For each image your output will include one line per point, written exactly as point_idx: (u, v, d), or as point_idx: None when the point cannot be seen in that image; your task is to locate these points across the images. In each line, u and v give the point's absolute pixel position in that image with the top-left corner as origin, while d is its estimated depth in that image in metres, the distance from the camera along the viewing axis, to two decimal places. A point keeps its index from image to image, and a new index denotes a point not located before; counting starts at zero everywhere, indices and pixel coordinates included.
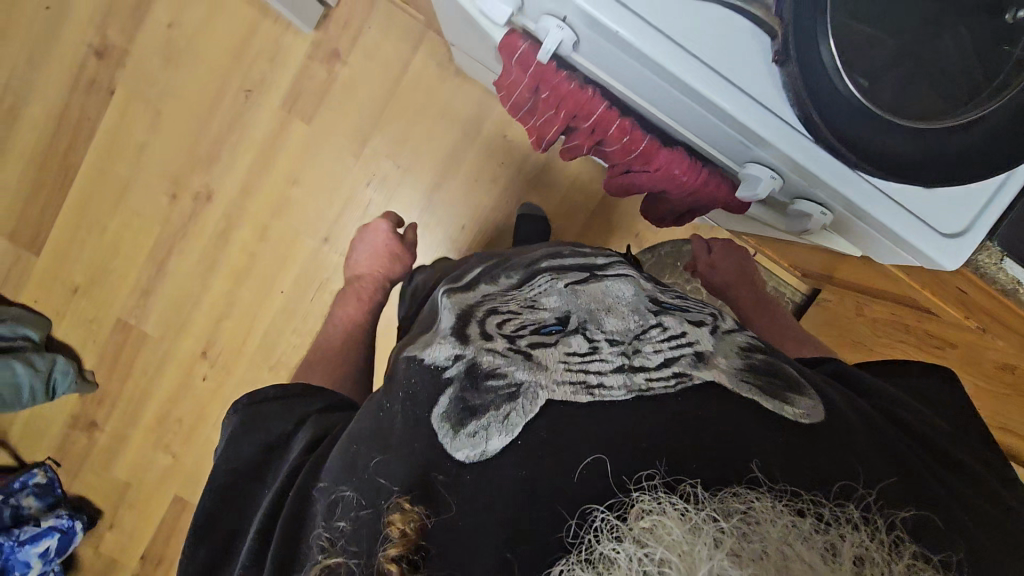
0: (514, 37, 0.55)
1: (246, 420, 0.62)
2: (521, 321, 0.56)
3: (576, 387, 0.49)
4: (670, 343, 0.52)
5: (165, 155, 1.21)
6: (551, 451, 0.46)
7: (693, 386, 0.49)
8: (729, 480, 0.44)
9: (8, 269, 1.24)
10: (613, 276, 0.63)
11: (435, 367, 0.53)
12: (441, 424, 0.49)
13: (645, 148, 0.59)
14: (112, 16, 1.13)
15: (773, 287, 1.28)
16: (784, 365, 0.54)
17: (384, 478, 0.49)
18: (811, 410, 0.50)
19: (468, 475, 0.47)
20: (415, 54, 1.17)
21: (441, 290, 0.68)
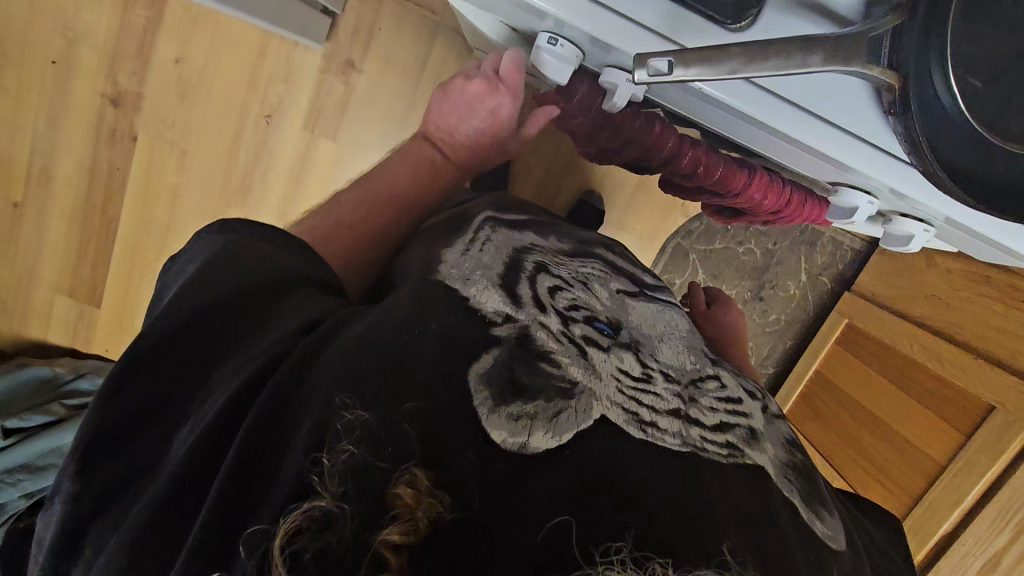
0: (573, 82, 0.53)
1: (216, 256, 0.50)
2: (574, 302, 0.51)
3: (629, 417, 0.43)
4: (724, 408, 0.50)
5: (200, 193, 1.20)
6: (575, 476, 0.38)
7: (744, 464, 0.45)
8: (698, 562, 0.35)
9: (75, 324, 1.28)
10: (661, 302, 0.61)
11: (483, 315, 0.46)
12: (479, 386, 0.41)
13: (722, 175, 0.59)
14: (119, 61, 1.09)
15: (831, 238, 1.25)
16: (816, 478, 0.51)
17: (410, 425, 0.37)
18: (834, 534, 0.46)
19: (503, 468, 0.37)
20: (432, 50, 1.10)
21: (480, 215, 0.60)
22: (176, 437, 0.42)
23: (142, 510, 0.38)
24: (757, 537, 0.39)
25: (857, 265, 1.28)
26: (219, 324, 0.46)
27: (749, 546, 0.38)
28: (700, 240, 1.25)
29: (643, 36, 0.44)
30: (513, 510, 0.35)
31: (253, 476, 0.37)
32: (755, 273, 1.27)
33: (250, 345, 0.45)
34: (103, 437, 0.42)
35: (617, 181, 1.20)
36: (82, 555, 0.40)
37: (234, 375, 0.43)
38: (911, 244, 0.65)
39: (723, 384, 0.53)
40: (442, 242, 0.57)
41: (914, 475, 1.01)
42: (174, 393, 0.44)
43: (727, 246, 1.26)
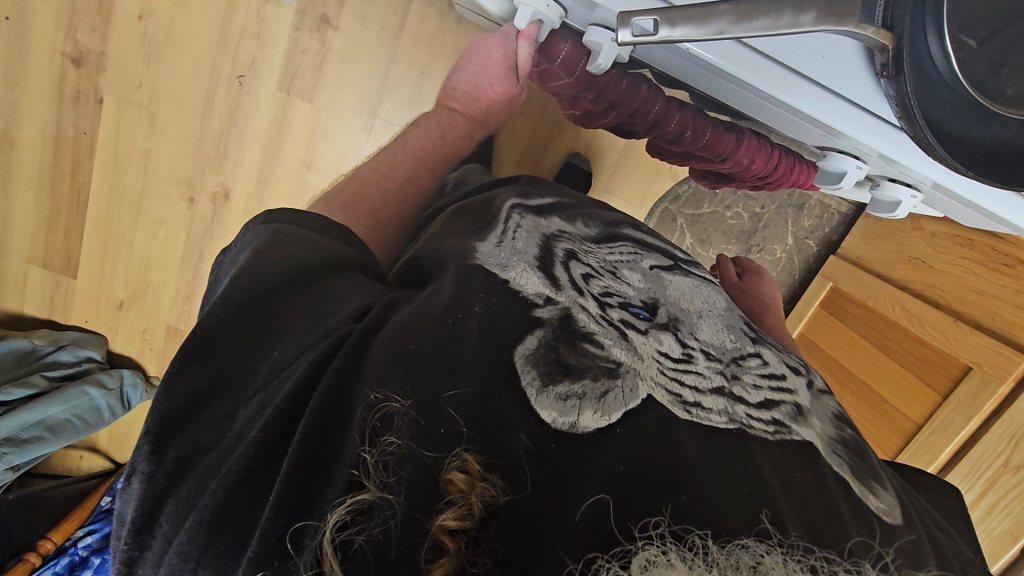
0: (557, 41, 0.50)
1: (268, 239, 0.48)
2: (607, 286, 0.50)
3: (672, 399, 0.42)
4: (768, 385, 0.48)
5: (173, 159, 1.16)
6: (626, 456, 0.37)
7: (792, 441, 0.44)
8: (738, 532, 0.34)
9: (52, 296, 1.25)
10: (697, 276, 0.59)
11: (524, 298, 0.45)
12: (527, 369, 0.40)
13: (710, 141, 0.57)
14: (78, 17, 1.03)
15: (819, 202, 1.25)
16: (869, 450, 0.48)
17: (457, 408, 0.36)
18: (890, 509, 0.42)
19: (553, 446, 0.37)
20: (411, 4, 1.05)
21: (507, 201, 0.59)
22: (245, 415, 0.39)
23: (219, 486, 0.36)
24: (801, 506, 0.38)
25: (842, 228, 1.28)
26: (277, 308, 0.45)
27: (795, 518, 0.36)
28: (687, 205, 1.24)
29: None
30: (564, 486, 0.35)
31: (318, 463, 0.35)
32: (742, 237, 1.27)
33: (311, 328, 0.44)
34: (175, 417, 0.40)
35: (605, 145, 1.17)
36: (156, 536, 0.38)
37: (277, 371, 0.41)
38: (899, 211, 0.64)
39: (766, 361, 0.51)
40: (469, 232, 0.55)
41: (894, 436, 1.04)
42: (237, 373, 0.42)
43: (715, 210, 1.25)
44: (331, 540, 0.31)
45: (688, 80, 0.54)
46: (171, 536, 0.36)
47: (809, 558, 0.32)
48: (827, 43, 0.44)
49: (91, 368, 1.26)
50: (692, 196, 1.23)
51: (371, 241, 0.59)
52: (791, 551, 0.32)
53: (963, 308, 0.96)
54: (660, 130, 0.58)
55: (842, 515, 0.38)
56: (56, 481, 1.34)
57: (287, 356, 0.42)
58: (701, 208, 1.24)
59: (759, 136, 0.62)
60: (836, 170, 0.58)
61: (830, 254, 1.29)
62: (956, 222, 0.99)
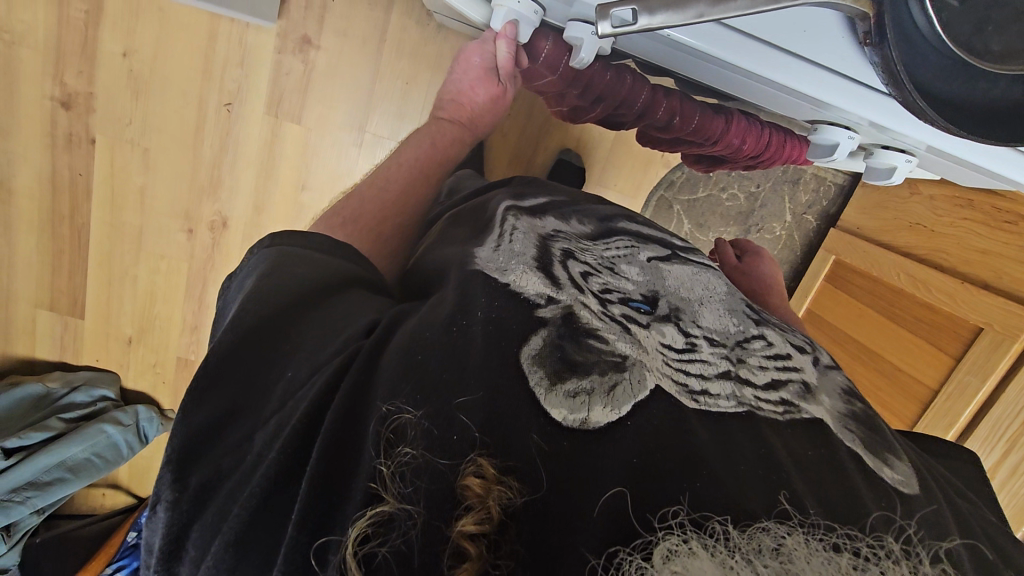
0: (537, 39, 0.50)
1: (272, 261, 0.49)
2: (606, 282, 0.50)
3: (680, 387, 0.42)
4: (774, 365, 0.48)
5: (170, 191, 1.17)
6: (641, 448, 0.37)
7: (802, 419, 0.44)
8: (759, 514, 0.33)
9: (61, 338, 1.26)
10: (698, 264, 0.59)
11: (525, 298, 0.45)
12: (534, 368, 0.40)
13: (698, 125, 0.57)
14: (63, 60, 1.03)
15: (814, 176, 1.25)
16: (882, 421, 0.48)
17: (467, 414, 0.36)
18: (907, 479, 0.42)
19: (567, 444, 0.37)
20: (390, 17, 1.05)
21: (501, 203, 0.59)
22: (259, 439, 0.39)
23: (242, 508, 0.36)
24: (818, 484, 0.38)
25: (840, 200, 1.28)
26: (284, 331, 0.45)
27: (813, 497, 0.36)
28: (683, 191, 1.24)
29: None
30: (583, 485, 0.35)
31: (335, 479, 0.35)
32: (741, 218, 1.27)
33: (317, 348, 0.44)
34: (192, 446, 0.40)
35: (595, 138, 1.18)
36: (183, 564, 0.38)
37: (290, 392, 0.41)
38: (894, 177, 0.63)
39: (769, 342, 0.51)
40: (466, 239, 0.55)
41: (909, 403, 1.03)
42: (251, 396, 0.42)
43: (710, 193, 1.25)
44: (353, 553, 0.31)
45: (670, 66, 0.54)
46: (198, 563, 0.37)
47: (831, 536, 0.32)
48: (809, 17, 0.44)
49: (106, 407, 1.26)
50: (687, 182, 1.23)
51: (371, 254, 0.60)
52: (814, 531, 0.32)
53: (969, 269, 0.96)
54: (647, 119, 0.57)
55: (860, 492, 0.38)
56: (81, 521, 1.35)
57: (297, 376, 0.42)
58: (696, 193, 1.24)
59: (748, 115, 0.61)
60: (826, 139, 0.57)
61: (830, 227, 1.29)
62: (954, 184, 0.99)
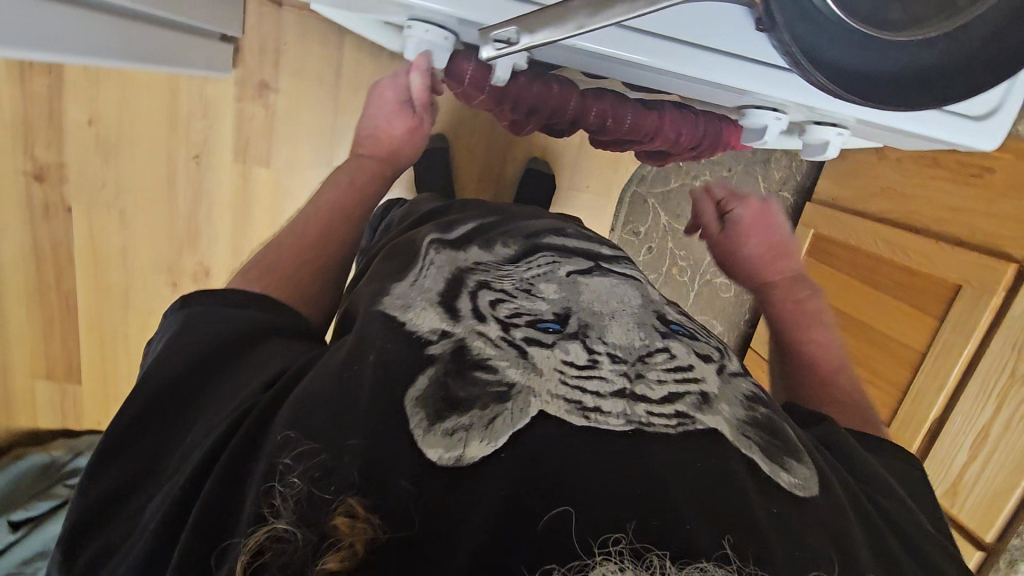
0: (460, 61, 0.49)
1: (185, 322, 0.51)
2: (516, 306, 0.48)
3: (571, 407, 0.40)
4: (675, 378, 0.44)
5: (151, 248, 1.18)
6: (509, 479, 0.36)
7: (695, 432, 0.41)
8: (698, 553, 0.34)
9: (61, 405, 1.27)
10: (618, 274, 0.56)
11: (419, 337, 0.45)
12: (416, 410, 0.39)
13: (632, 126, 0.58)
14: (32, 134, 1.06)
15: (784, 153, 1.25)
16: (784, 425, 0.47)
17: (351, 459, 0.37)
18: (802, 482, 0.42)
19: (440, 481, 0.36)
20: (343, 52, 1.07)
21: (426, 237, 0.60)
22: (156, 503, 0.42)
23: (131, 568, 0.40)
24: (702, 496, 0.37)
25: (813, 173, 1.28)
26: (196, 391, 0.47)
27: (699, 513, 0.36)
28: (655, 184, 1.25)
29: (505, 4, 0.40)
30: (510, 522, 0.35)
31: (210, 537, 0.37)
32: None
33: (222, 403, 0.46)
34: (104, 505, 0.44)
35: (562, 143, 1.19)
36: None
37: (186, 456, 0.44)
38: (830, 152, 0.61)
39: (676, 354, 0.47)
40: (393, 275, 0.55)
41: (898, 367, 1.02)
42: (155, 459, 0.45)
43: (683, 183, 1.25)
44: None
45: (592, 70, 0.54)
46: None
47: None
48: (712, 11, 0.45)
49: None
50: (658, 174, 1.24)
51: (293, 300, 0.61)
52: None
53: (943, 228, 0.96)
54: (580, 124, 0.57)
55: (749, 503, 0.38)
56: None
57: (198, 436, 0.44)
58: (669, 184, 1.25)
59: (692, 108, 0.61)
60: (752, 122, 0.57)
61: (807, 201, 1.29)
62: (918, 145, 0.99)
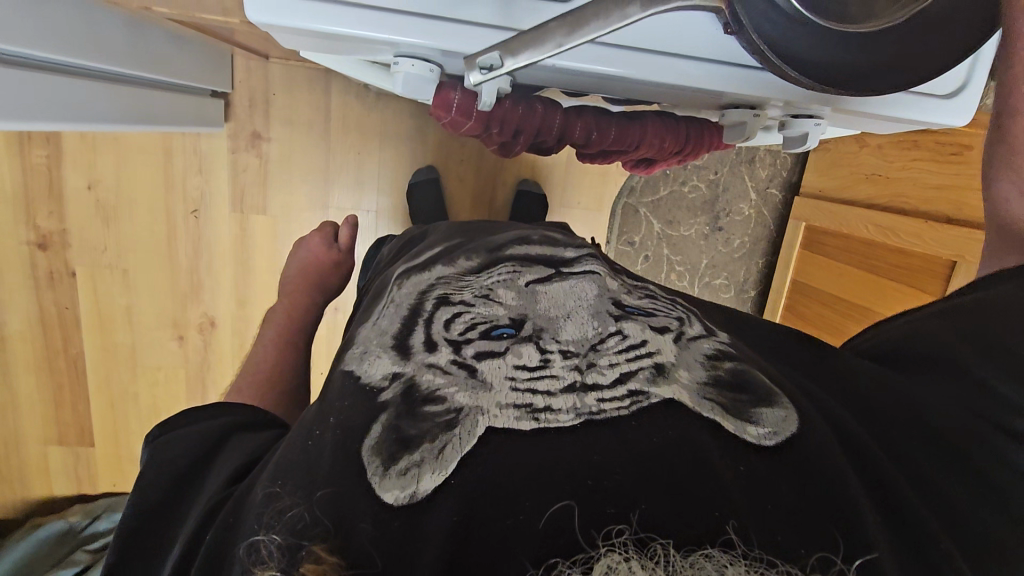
0: (444, 91, 0.50)
1: (153, 449, 0.49)
2: (470, 318, 0.48)
3: (521, 413, 0.39)
4: (627, 358, 0.44)
5: (154, 305, 1.19)
6: (463, 503, 0.35)
7: (649, 407, 0.40)
8: (691, 539, 0.33)
9: (75, 470, 1.26)
10: (581, 274, 0.54)
11: (371, 386, 0.44)
12: (371, 459, 0.38)
13: (617, 135, 0.58)
14: (35, 204, 1.09)
15: (766, 152, 1.27)
16: (756, 373, 0.45)
17: (320, 508, 0.36)
18: (775, 430, 0.40)
19: (397, 523, 0.35)
20: (331, 97, 1.11)
21: (395, 274, 0.60)
22: None
23: None
24: (669, 483, 0.35)
25: (798, 167, 1.30)
26: (169, 517, 0.44)
27: (672, 504, 0.34)
28: (645, 193, 1.28)
29: (489, 36, 0.41)
30: (478, 536, 0.33)
31: None
32: (707, 207, 1.30)
33: (193, 512, 0.43)
34: None
35: (551, 162, 1.23)
36: None
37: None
38: (810, 142, 0.58)
39: (629, 333, 0.46)
40: (361, 321, 0.55)
41: None
42: None
43: (672, 189, 1.28)
44: None
45: (571, 88, 0.54)
46: None
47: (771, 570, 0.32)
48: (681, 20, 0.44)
49: None
50: (647, 184, 1.26)
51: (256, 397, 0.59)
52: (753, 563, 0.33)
53: (931, 206, 0.98)
54: (567, 137, 0.57)
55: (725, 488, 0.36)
56: None
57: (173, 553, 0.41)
58: (659, 192, 1.27)
59: (672, 114, 0.62)
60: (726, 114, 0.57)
61: (796, 195, 1.31)
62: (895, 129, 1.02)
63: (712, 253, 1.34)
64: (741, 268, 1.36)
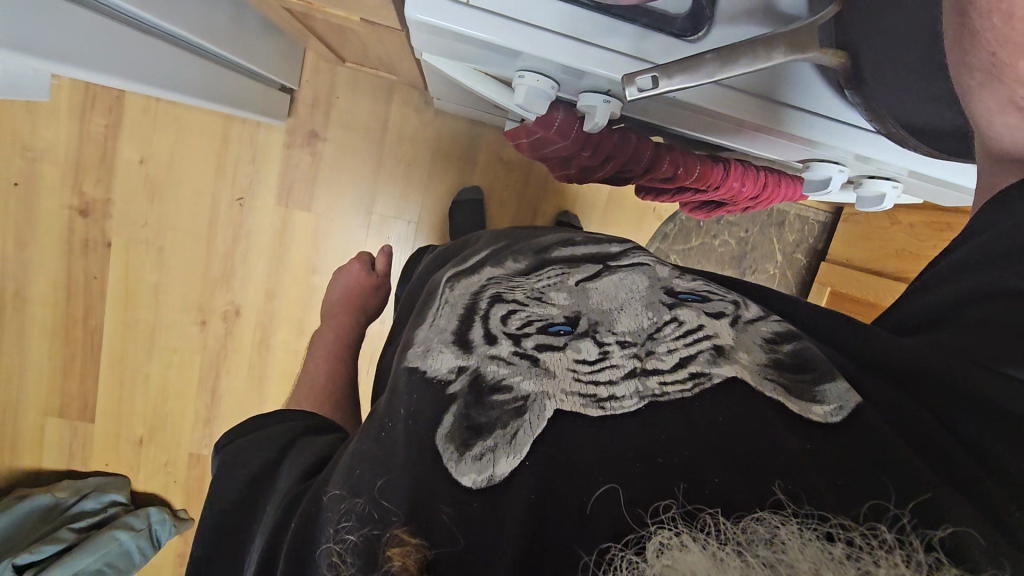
0: (549, 110, 0.54)
1: (228, 458, 0.50)
2: (527, 315, 0.43)
3: (585, 401, 0.36)
4: (684, 341, 0.39)
5: (183, 287, 1.19)
6: (538, 479, 0.33)
7: (714, 388, 0.35)
8: (750, 505, 0.29)
9: (70, 445, 1.23)
10: (631, 266, 0.49)
11: (438, 381, 0.40)
12: (445, 446, 0.36)
13: (699, 174, 0.60)
14: (85, 172, 1.11)
15: (796, 216, 1.31)
16: (812, 348, 0.39)
17: (389, 499, 0.34)
18: (840, 404, 0.34)
19: (476, 504, 0.33)
20: (391, 109, 1.15)
21: (443, 276, 0.55)
22: None
23: None
24: (734, 456, 0.32)
25: (825, 236, 1.34)
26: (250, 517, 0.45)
27: (730, 467, 0.31)
28: (677, 241, 1.31)
29: (626, 63, 0.43)
30: (556, 513, 0.31)
31: None
32: (734, 261, 1.33)
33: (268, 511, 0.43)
34: None
35: (590, 198, 1.26)
36: None
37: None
38: (886, 203, 0.62)
39: (682, 318, 0.41)
40: (412, 325, 0.49)
41: None
42: None
43: (703, 241, 1.31)
44: None
45: (664, 123, 0.57)
46: None
47: (824, 525, 0.27)
48: (799, 76, 0.46)
49: (117, 513, 1.20)
50: (680, 232, 1.29)
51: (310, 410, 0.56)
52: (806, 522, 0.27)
53: None
54: (651, 171, 0.60)
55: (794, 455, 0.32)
56: None
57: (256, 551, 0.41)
58: (691, 242, 1.30)
59: (746, 160, 0.65)
60: (811, 168, 0.57)
61: (821, 262, 1.35)
62: (928, 209, 1.06)
63: None
64: None
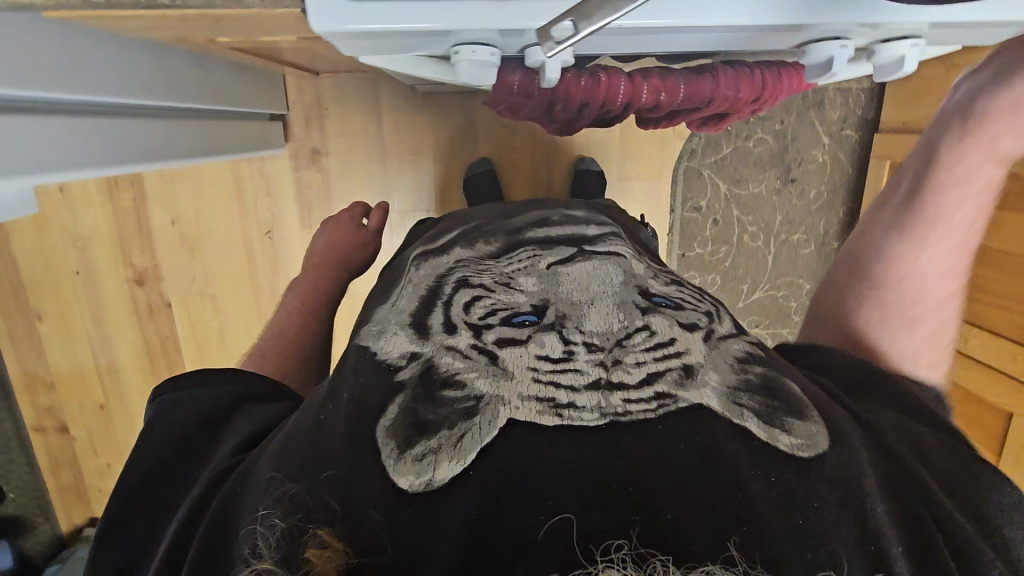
0: (504, 73, 0.49)
1: (163, 407, 0.53)
2: (492, 303, 0.47)
3: (543, 406, 0.39)
4: (653, 356, 0.43)
5: (244, 326, 1.26)
6: (478, 495, 0.36)
7: (677, 414, 0.40)
8: (701, 557, 0.34)
9: None
10: (603, 253, 0.53)
11: (389, 365, 0.45)
12: (385, 440, 0.40)
13: (686, 91, 0.54)
14: (129, 245, 1.19)
15: (835, 90, 1.18)
16: (785, 382, 0.46)
17: (326, 490, 0.38)
18: (809, 441, 0.41)
19: (408, 512, 0.37)
20: (381, 102, 1.13)
21: (415, 254, 0.60)
22: None
23: None
24: (692, 490, 0.36)
25: (874, 103, 1.20)
26: (187, 470, 0.48)
27: (685, 508, 0.36)
28: (706, 155, 1.22)
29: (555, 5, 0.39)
30: (494, 532, 0.35)
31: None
32: (776, 160, 1.22)
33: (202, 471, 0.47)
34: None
35: (604, 135, 1.20)
36: None
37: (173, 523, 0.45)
38: (908, 66, 0.51)
39: (654, 330, 0.45)
40: (381, 300, 0.55)
41: None
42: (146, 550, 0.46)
43: (736, 146, 1.21)
44: None
45: (634, 53, 0.51)
46: None
47: None
48: None
49: None
50: (708, 144, 1.20)
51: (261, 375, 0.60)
52: None
53: None
54: (633, 102, 0.55)
55: (751, 488, 0.37)
56: None
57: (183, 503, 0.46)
58: (723, 151, 1.21)
59: (740, 62, 0.58)
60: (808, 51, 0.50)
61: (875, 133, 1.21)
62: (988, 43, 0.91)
63: (786, 207, 1.26)
64: (820, 219, 1.27)
